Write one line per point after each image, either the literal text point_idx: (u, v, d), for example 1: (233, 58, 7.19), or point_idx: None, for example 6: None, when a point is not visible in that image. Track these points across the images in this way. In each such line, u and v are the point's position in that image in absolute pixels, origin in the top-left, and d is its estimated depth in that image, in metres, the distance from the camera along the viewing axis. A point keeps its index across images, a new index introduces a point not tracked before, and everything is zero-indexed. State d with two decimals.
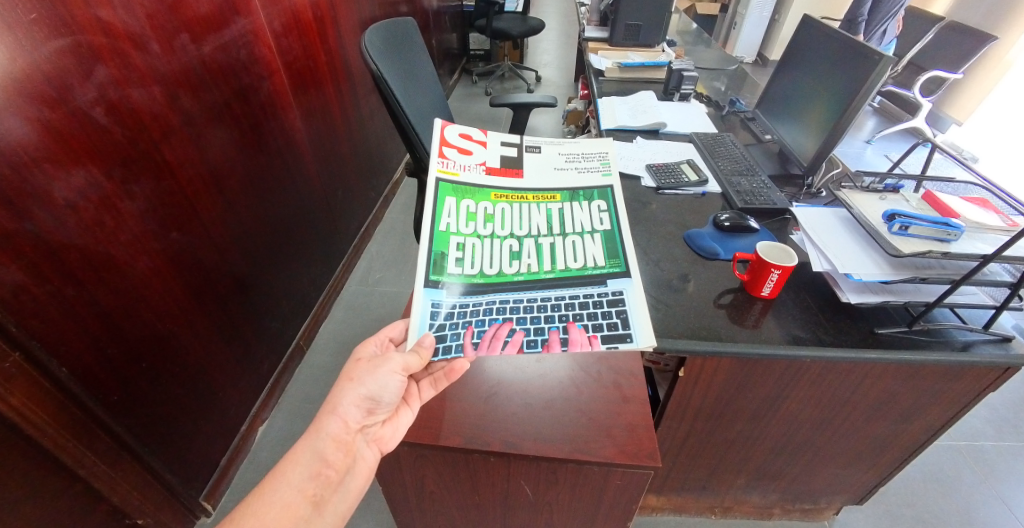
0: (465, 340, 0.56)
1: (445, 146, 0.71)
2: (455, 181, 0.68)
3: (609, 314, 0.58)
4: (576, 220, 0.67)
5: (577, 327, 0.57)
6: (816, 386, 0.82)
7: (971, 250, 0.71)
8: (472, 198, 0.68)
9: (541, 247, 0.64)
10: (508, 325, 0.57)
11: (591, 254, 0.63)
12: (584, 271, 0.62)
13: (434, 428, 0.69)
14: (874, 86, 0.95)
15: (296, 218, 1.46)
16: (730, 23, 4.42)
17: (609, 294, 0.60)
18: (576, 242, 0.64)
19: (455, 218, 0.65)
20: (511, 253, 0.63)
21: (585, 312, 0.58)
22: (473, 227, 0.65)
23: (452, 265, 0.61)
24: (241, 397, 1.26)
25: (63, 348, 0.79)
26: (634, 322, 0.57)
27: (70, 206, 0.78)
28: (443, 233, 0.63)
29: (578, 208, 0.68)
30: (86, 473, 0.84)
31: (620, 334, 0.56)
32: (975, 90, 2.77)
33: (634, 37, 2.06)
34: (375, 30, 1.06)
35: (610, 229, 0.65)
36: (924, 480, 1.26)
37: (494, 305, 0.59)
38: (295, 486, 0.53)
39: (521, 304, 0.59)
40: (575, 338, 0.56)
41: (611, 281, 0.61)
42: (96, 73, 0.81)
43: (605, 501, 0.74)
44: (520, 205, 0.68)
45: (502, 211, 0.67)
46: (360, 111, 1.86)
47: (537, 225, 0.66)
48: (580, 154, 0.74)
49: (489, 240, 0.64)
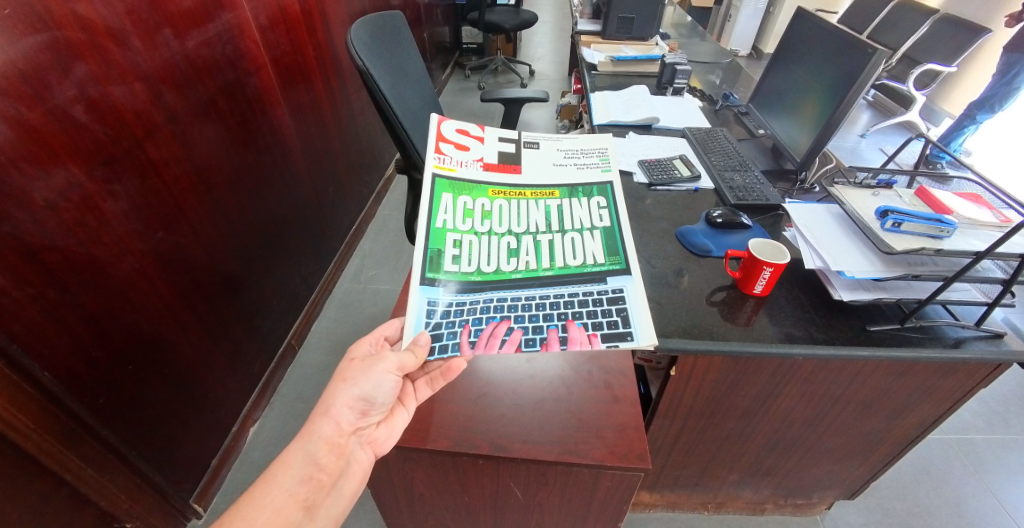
0: (462, 338, 0.55)
1: (442, 142, 0.70)
2: (453, 178, 0.67)
3: (610, 312, 0.57)
4: (576, 217, 0.65)
5: (577, 325, 0.56)
6: (809, 383, 0.82)
7: (964, 246, 0.71)
8: (471, 194, 0.66)
9: (540, 244, 0.63)
10: (506, 323, 0.56)
11: (590, 251, 0.62)
12: (584, 268, 0.61)
13: (423, 430, 0.69)
14: (869, 80, 0.95)
15: (285, 215, 1.44)
16: (724, 16, 4.39)
17: (609, 292, 0.59)
18: (576, 239, 0.63)
19: (452, 215, 0.64)
20: (509, 250, 0.62)
21: (585, 310, 0.57)
22: (471, 224, 0.64)
23: (448, 262, 0.60)
24: (231, 397, 1.25)
25: (44, 351, 0.77)
26: (634, 320, 0.56)
27: (51, 207, 0.77)
28: (440, 231, 0.62)
29: (578, 205, 0.66)
30: (71, 476, 0.83)
31: (621, 333, 0.55)
32: (969, 83, 2.76)
33: (628, 30, 2.03)
34: (363, 22, 1.04)
35: (610, 226, 0.64)
36: (916, 473, 1.26)
37: (492, 303, 0.58)
38: (286, 491, 0.52)
39: (520, 302, 0.58)
40: (575, 337, 0.55)
41: (611, 279, 0.60)
42: (75, 70, 0.79)
43: (596, 501, 0.74)
44: (519, 202, 0.67)
45: (500, 207, 0.66)
46: (350, 106, 1.84)
47: (537, 222, 0.65)
48: (580, 150, 0.73)
49: (487, 237, 0.63)
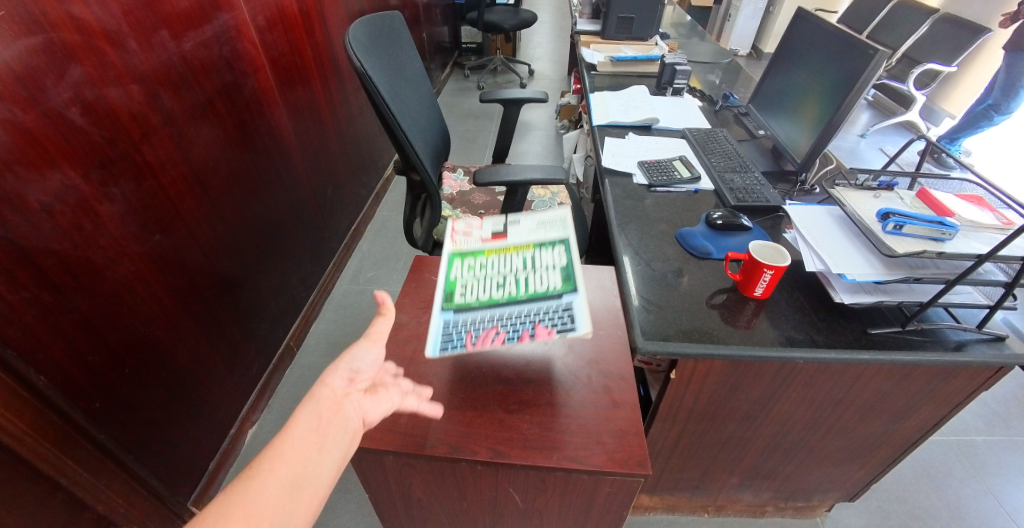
0: (466, 338, 0.69)
1: (452, 220, 0.84)
2: (461, 242, 0.80)
3: (563, 316, 0.70)
4: (544, 258, 0.77)
5: (541, 326, 0.69)
6: (810, 386, 0.81)
7: (965, 250, 0.70)
8: (473, 252, 0.79)
9: (519, 281, 0.75)
10: (494, 330, 0.70)
11: (552, 279, 0.75)
12: (548, 290, 0.73)
13: (419, 437, 0.68)
14: (870, 80, 0.94)
15: (284, 216, 1.44)
16: (724, 15, 4.37)
17: (562, 306, 0.71)
18: (544, 274, 0.75)
19: (458, 269, 0.77)
20: (497, 288, 0.75)
21: (545, 316, 0.70)
22: (473, 273, 0.77)
23: (452, 298, 0.74)
24: (228, 400, 1.24)
25: (41, 355, 0.77)
26: (578, 317, 0.70)
27: (45, 210, 0.76)
28: (449, 282, 0.76)
29: (544, 246, 0.79)
30: (68, 481, 0.82)
31: (566, 326, 0.69)
32: (969, 83, 2.76)
33: (627, 30, 2.02)
34: (360, 23, 1.03)
35: (567, 261, 0.77)
36: (916, 476, 1.26)
37: (482, 319, 0.72)
38: (291, 444, 0.51)
39: (503, 318, 0.71)
40: (540, 332, 0.68)
41: (564, 297, 0.72)
42: (70, 72, 0.78)
43: (595, 507, 0.73)
44: (505, 254, 0.79)
45: (492, 262, 0.78)
46: (349, 107, 1.84)
47: (518, 265, 0.77)
48: (544, 199, 0.84)
49: (484, 279, 0.76)
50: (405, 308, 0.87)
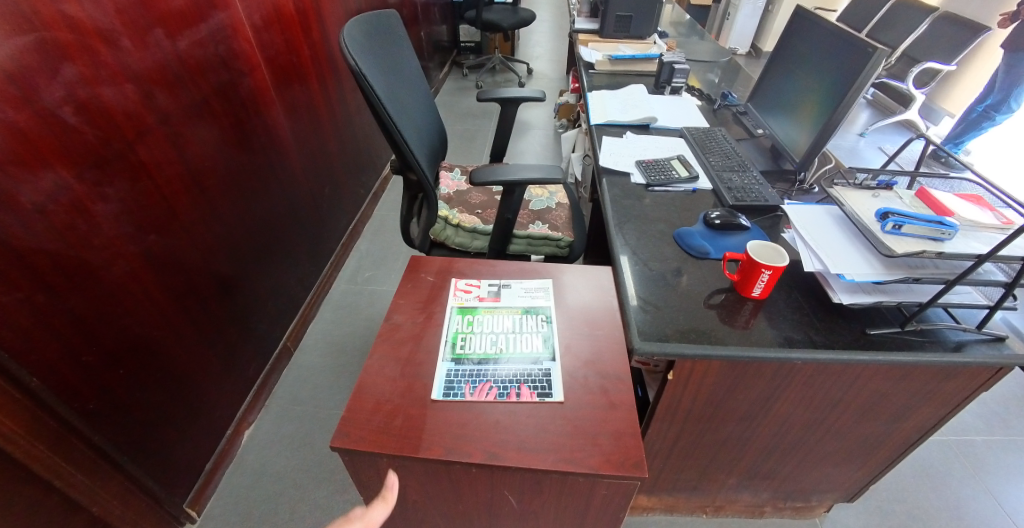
0: (465, 389, 0.73)
1: (459, 277, 0.93)
2: (465, 300, 0.88)
3: (543, 379, 0.75)
4: (528, 325, 0.84)
5: (526, 387, 0.74)
6: (808, 387, 0.81)
7: (965, 250, 0.70)
8: (475, 309, 0.87)
9: (506, 341, 0.81)
10: (486, 385, 0.74)
11: (535, 345, 0.81)
12: (533, 354, 0.79)
13: (414, 439, 0.67)
14: (869, 79, 0.93)
15: (281, 216, 1.43)
16: (723, 14, 4.36)
17: (543, 370, 0.77)
18: (528, 337, 0.82)
19: (460, 323, 0.84)
20: (488, 346, 0.81)
21: (529, 379, 0.75)
22: (473, 327, 0.84)
23: (448, 351, 0.79)
24: (225, 401, 1.24)
25: (34, 356, 0.76)
26: (554, 383, 0.75)
27: (38, 210, 0.75)
28: (453, 333, 0.82)
29: (528, 318, 0.85)
30: (61, 483, 0.82)
31: (544, 391, 0.73)
32: (968, 83, 2.76)
33: (625, 29, 2.02)
34: (355, 22, 1.02)
35: (548, 332, 0.82)
36: (915, 476, 1.25)
37: (473, 373, 0.76)
38: None
39: (493, 373, 0.76)
40: (523, 392, 0.73)
41: (546, 362, 0.78)
42: (63, 71, 0.78)
43: (592, 509, 0.73)
44: (496, 314, 0.86)
45: (483, 318, 0.85)
46: (346, 106, 1.83)
47: (505, 325, 0.84)
48: (530, 292, 0.90)
49: (482, 334, 0.82)
50: (400, 308, 0.87)
